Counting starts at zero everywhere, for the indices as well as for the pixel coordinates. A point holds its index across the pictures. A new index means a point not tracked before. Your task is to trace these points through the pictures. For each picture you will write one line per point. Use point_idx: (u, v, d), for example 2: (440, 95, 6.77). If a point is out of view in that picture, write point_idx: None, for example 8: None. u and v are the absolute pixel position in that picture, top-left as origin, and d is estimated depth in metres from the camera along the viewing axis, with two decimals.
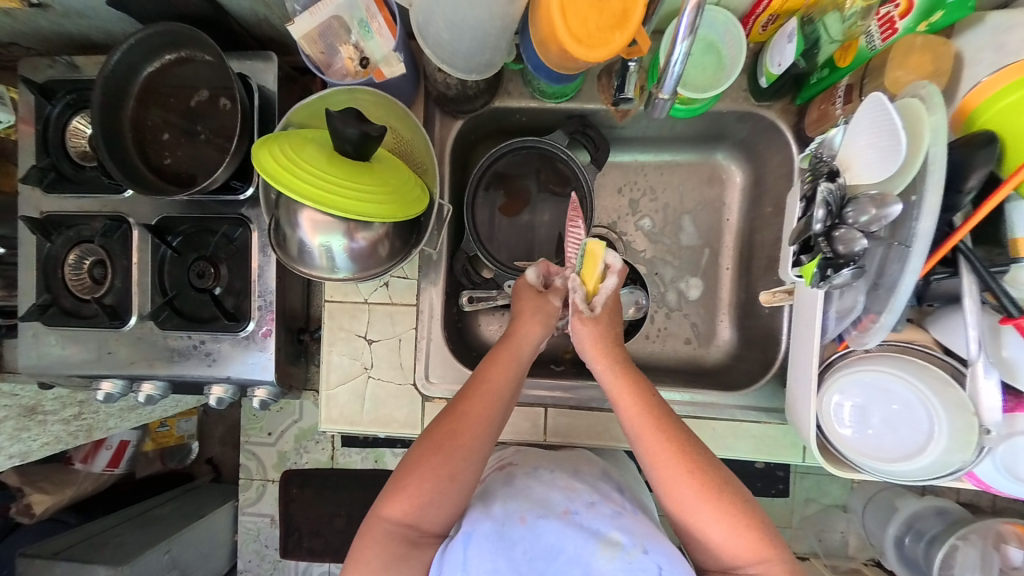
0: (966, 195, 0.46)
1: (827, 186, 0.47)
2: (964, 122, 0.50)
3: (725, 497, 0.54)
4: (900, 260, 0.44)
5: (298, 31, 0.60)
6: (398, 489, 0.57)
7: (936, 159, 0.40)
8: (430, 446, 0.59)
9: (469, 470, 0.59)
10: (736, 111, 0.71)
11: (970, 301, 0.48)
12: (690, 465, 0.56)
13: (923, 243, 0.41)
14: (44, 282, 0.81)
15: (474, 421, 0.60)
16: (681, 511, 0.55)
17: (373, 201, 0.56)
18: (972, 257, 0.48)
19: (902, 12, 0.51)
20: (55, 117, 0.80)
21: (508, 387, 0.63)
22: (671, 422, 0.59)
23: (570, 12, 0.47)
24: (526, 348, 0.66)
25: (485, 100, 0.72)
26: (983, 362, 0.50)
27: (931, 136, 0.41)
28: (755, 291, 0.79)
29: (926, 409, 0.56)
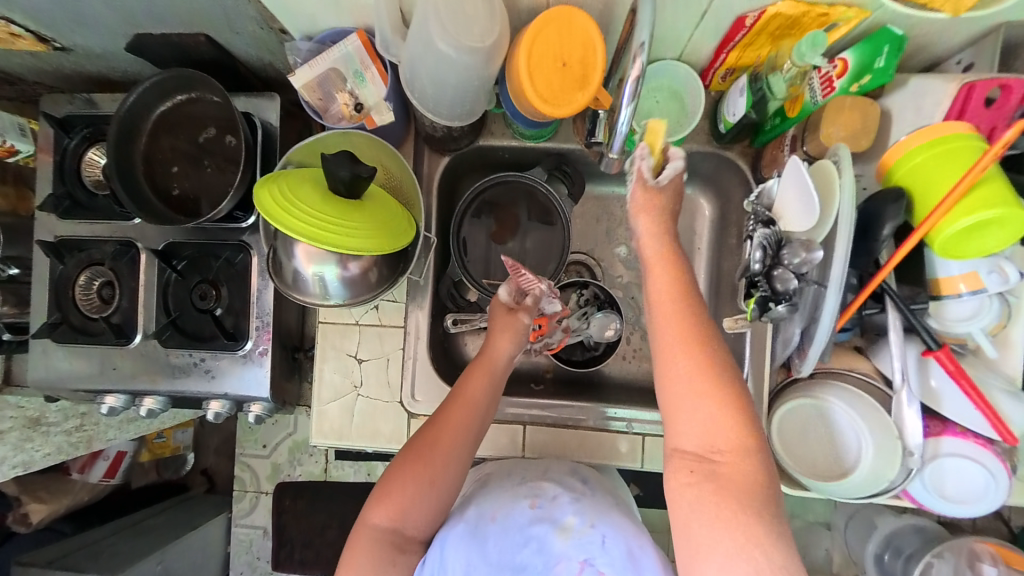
0: (882, 242, 0.52)
1: (763, 231, 0.53)
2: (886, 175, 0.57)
3: (722, 385, 0.50)
4: (820, 299, 0.49)
5: (300, 81, 0.66)
6: (382, 496, 0.62)
7: (842, 214, 0.46)
8: (411, 455, 0.63)
9: (449, 476, 0.64)
10: (701, 152, 0.77)
11: (893, 333, 0.55)
12: (698, 343, 0.52)
13: (835, 286, 0.47)
14: (56, 301, 0.86)
15: (453, 429, 0.65)
16: (661, 317, 0.54)
17: (358, 235, 0.61)
18: (895, 296, 0.54)
19: (839, 73, 0.59)
20: (73, 149, 0.86)
21: (486, 396, 0.68)
22: (695, 307, 0.53)
23: (536, 76, 0.54)
24: (502, 358, 0.71)
25: (469, 139, 0.78)
26: (906, 390, 0.56)
27: (841, 194, 0.46)
28: (723, 316, 0.84)
29: (852, 429, 0.60)
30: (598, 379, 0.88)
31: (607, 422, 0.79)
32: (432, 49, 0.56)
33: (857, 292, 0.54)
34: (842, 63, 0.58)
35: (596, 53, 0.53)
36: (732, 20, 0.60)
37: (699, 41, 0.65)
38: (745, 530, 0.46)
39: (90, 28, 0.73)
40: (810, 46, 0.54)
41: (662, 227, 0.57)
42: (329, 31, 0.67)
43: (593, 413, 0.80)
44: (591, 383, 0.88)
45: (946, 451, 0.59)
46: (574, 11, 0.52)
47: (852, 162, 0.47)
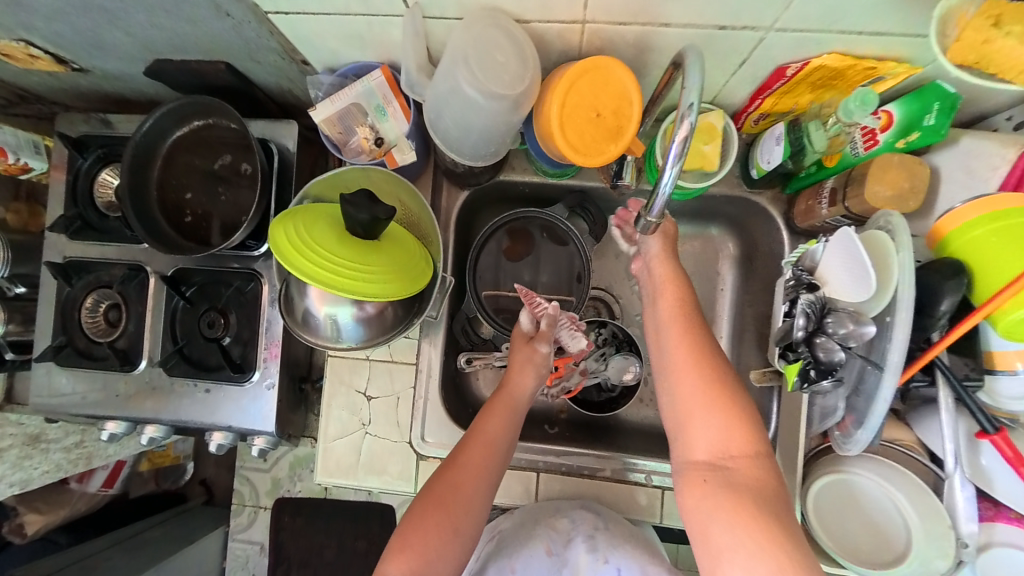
0: (938, 319, 0.50)
1: (807, 298, 0.51)
2: (940, 243, 0.54)
3: (731, 399, 0.54)
4: (873, 376, 0.48)
5: (319, 116, 0.64)
6: (400, 549, 0.58)
7: (904, 291, 0.45)
8: (432, 500, 0.61)
9: (471, 522, 0.61)
10: (729, 196, 0.74)
11: (945, 413, 0.52)
12: (703, 365, 0.57)
13: (895, 366, 0.45)
14: (62, 324, 0.85)
15: (474, 471, 0.63)
16: (674, 363, 0.59)
17: (377, 280, 0.59)
18: (947, 371, 0.51)
19: (882, 127, 0.56)
20: (86, 169, 0.84)
21: (505, 435, 0.66)
22: (701, 333, 0.59)
23: (567, 126, 0.52)
24: (522, 395, 0.69)
25: (490, 175, 0.76)
26: (958, 475, 0.54)
27: (900, 272, 0.46)
28: (746, 364, 0.81)
29: (898, 507, 0.58)
30: (614, 425, 0.84)
31: (625, 472, 0.76)
32: (459, 93, 0.54)
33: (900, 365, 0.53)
34: (887, 116, 0.56)
35: (631, 106, 0.51)
36: (772, 68, 0.57)
37: (735, 86, 0.62)
38: (764, 532, 0.47)
39: (109, 52, 0.71)
40: (858, 105, 0.51)
41: (671, 282, 0.64)
42: (352, 65, 0.65)
43: (613, 463, 0.77)
44: (607, 427, 0.84)
45: (1001, 540, 0.56)
46: (612, 63, 0.50)
47: (908, 236, 0.47)
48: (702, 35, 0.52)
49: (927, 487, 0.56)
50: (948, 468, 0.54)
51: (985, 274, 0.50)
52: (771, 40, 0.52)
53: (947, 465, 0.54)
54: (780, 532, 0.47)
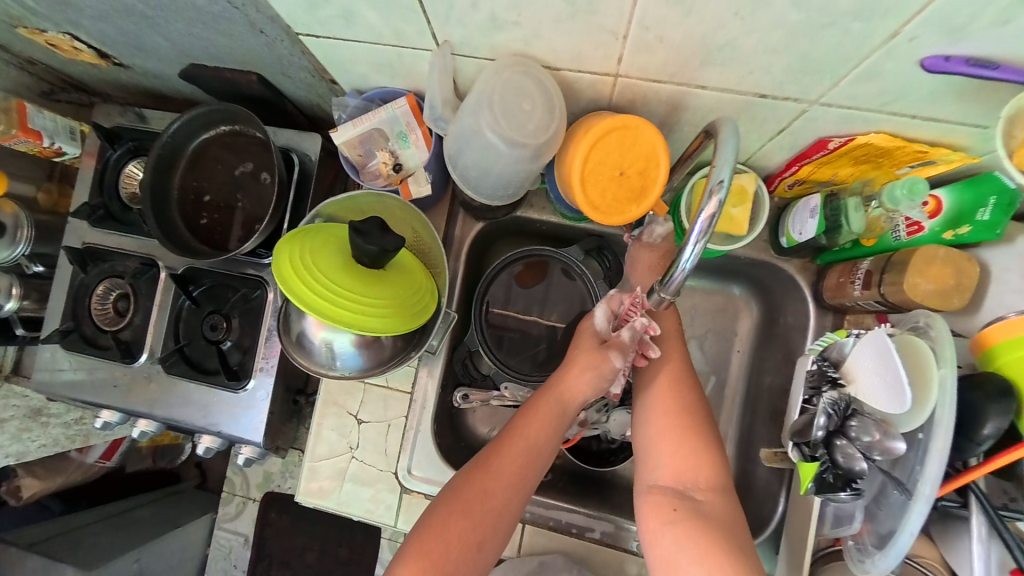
0: (978, 443, 0.46)
1: (831, 395, 0.48)
2: (986, 353, 0.49)
3: (694, 431, 0.61)
4: (901, 498, 0.45)
5: (340, 138, 0.63)
6: (416, 555, 0.56)
7: (942, 412, 0.42)
8: (459, 505, 0.58)
9: (498, 535, 0.59)
10: (755, 259, 0.70)
11: (976, 543, 0.47)
12: (675, 393, 0.65)
13: (926, 493, 0.42)
14: (72, 309, 0.85)
15: (507, 478, 0.60)
16: (653, 392, 0.66)
17: (383, 316, 0.58)
18: (983, 499, 0.46)
19: (929, 213, 0.52)
20: (114, 161, 0.86)
21: (546, 441, 0.63)
22: (681, 364, 0.67)
23: (590, 183, 0.49)
24: (573, 401, 0.64)
25: (507, 211, 0.74)
26: None
27: (939, 392, 0.43)
28: (756, 436, 0.76)
29: None
30: (609, 480, 0.80)
31: (616, 536, 0.72)
32: (479, 135, 0.53)
33: None
34: (935, 202, 0.52)
35: (658, 168, 0.49)
36: (812, 139, 0.54)
37: (770, 151, 0.59)
38: (711, 548, 0.52)
39: (150, 54, 0.73)
40: (906, 192, 0.48)
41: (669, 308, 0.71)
42: (379, 90, 0.64)
43: (606, 525, 0.73)
44: (603, 481, 0.80)
45: None
46: (641, 124, 0.47)
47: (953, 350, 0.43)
48: (740, 101, 0.50)
49: None
50: None
51: None
52: (815, 113, 0.49)
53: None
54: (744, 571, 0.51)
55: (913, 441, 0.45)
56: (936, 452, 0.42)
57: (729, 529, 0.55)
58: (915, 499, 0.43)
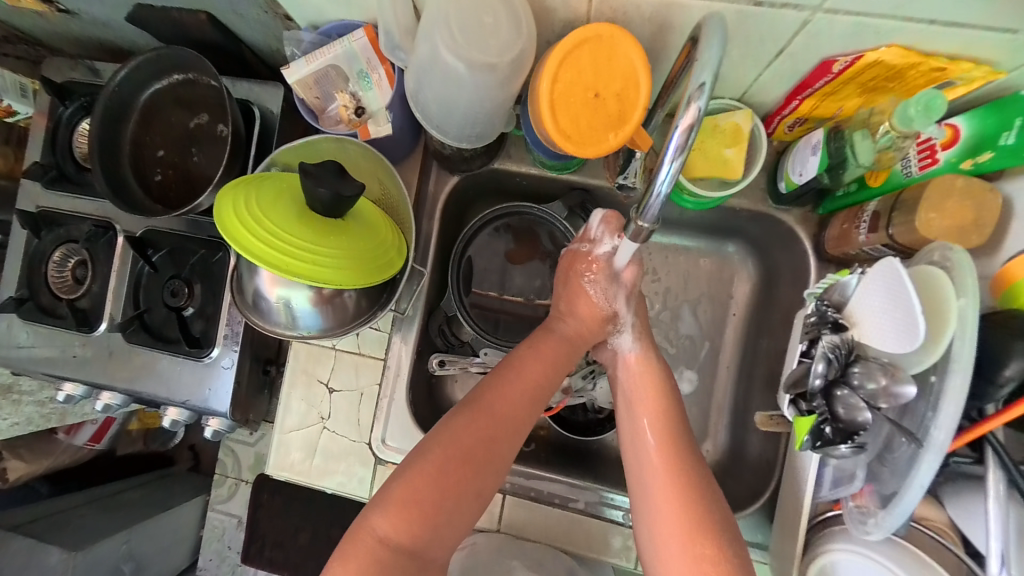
0: (1000, 386, 0.41)
1: (831, 340, 0.44)
2: (1011, 289, 0.44)
3: (707, 533, 0.50)
4: (909, 449, 0.40)
5: (293, 77, 0.57)
6: (401, 505, 0.52)
7: (959, 351, 0.37)
8: (452, 454, 0.54)
9: (490, 482, 0.56)
10: (752, 211, 0.65)
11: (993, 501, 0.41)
12: (674, 472, 0.54)
13: (937, 442, 0.37)
14: (27, 277, 0.81)
15: (506, 424, 0.57)
16: (643, 466, 0.56)
17: (340, 267, 0.53)
18: (1000, 451, 0.42)
19: (944, 143, 0.47)
20: (67, 118, 0.80)
21: (548, 386, 0.60)
22: (681, 446, 0.56)
23: (560, 108, 0.44)
24: (572, 347, 0.64)
25: (483, 162, 0.68)
26: None
27: (956, 328, 0.37)
28: (752, 404, 0.71)
29: None
30: (597, 451, 0.76)
31: (601, 508, 0.68)
32: (437, 60, 0.47)
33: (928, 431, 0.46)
34: (952, 130, 0.46)
35: (639, 89, 0.43)
36: (814, 63, 0.48)
37: (768, 83, 0.53)
38: None
39: None
40: (922, 111, 0.42)
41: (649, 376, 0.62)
42: (335, 23, 0.58)
43: (589, 495, 0.69)
44: (591, 452, 0.76)
45: None
46: (616, 34, 0.42)
47: (974, 281, 0.37)
48: (734, 14, 0.43)
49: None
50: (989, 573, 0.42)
51: None
52: (818, 26, 0.43)
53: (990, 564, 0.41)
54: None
55: (923, 385, 0.40)
56: (950, 393, 0.37)
57: None
58: (925, 448, 0.38)
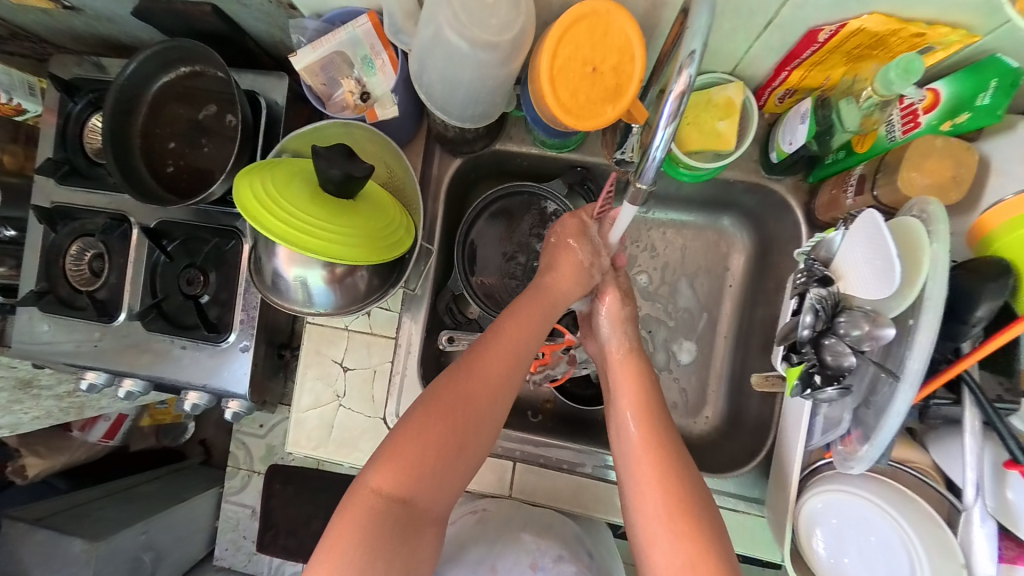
0: (971, 326, 0.45)
1: (818, 293, 0.47)
2: (984, 239, 0.48)
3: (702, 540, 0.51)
4: (890, 387, 0.43)
5: (301, 63, 0.59)
6: (392, 458, 0.54)
7: (932, 292, 0.40)
8: (438, 408, 0.56)
9: (478, 439, 0.58)
10: (746, 182, 0.67)
11: (970, 436, 0.47)
12: (662, 476, 0.55)
13: (914, 378, 0.40)
14: (45, 271, 0.83)
15: (488, 378, 0.59)
16: (637, 482, 0.55)
17: (350, 243, 0.55)
18: (975, 389, 0.46)
19: (926, 106, 0.49)
20: (76, 114, 0.82)
21: (528, 344, 0.62)
22: (672, 455, 0.56)
23: (560, 83, 0.47)
24: (555, 304, 0.65)
25: (485, 143, 0.71)
26: (980, 510, 0.48)
27: (930, 269, 0.40)
28: (749, 369, 0.74)
29: (909, 554, 0.53)
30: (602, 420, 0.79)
31: (605, 471, 0.73)
32: (441, 41, 0.49)
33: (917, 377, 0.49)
34: (932, 95, 0.49)
35: (634, 62, 0.46)
36: (801, 33, 0.50)
37: (758, 55, 0.55)
38: None
39: None
40: (901, 73, 0.44)
41: (633, 379, 0.62)
42: (338, 10, 0.60)
43: (595, 459, 0.73)
44: (595, 423, 0.79)
45: None
46: (612, 10, 0.45)
47: (948, 226, 0.40)
48: None
49: (938, 518, 0.52)
50: (966, 500, 0.49)
51: None
52: None
53: (967, 495, 0.48)
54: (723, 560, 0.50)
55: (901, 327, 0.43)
56: (924, 326, 0.40)
57: None
58: (902, 381, 0.41)
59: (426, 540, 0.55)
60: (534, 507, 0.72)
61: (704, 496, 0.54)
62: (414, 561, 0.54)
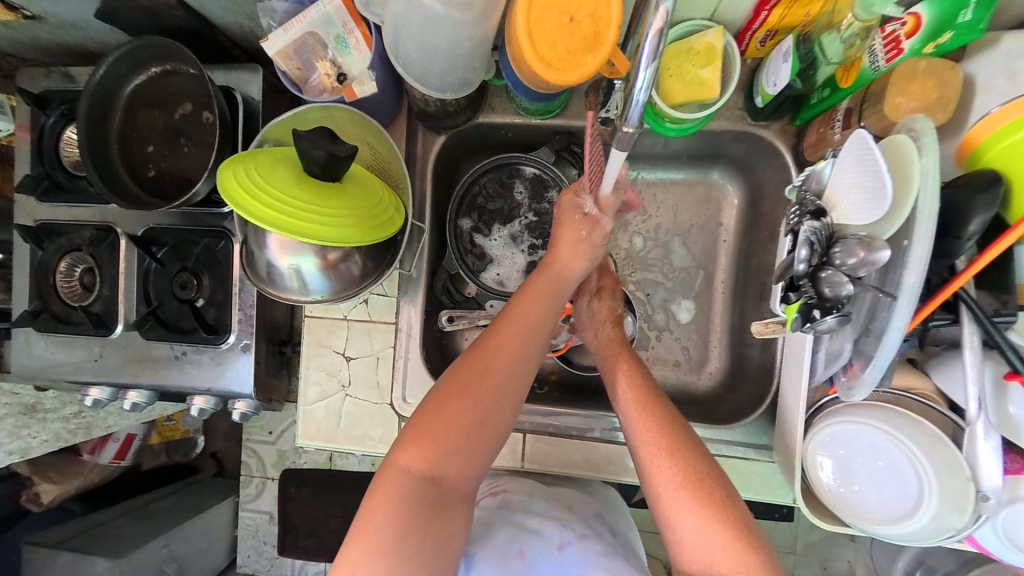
0: (965, 241, 0.46)
1: (812, 225, 0.47)
2: (972, 154, 0.50)
3: (707, 496, 0.52)
4: (887, 308, 0.43)
5: (273, 47, 0.58)
6: (417, 437, 0.54)
7: (923, 204, 0.40)
8: (458, 384, 0.56)
9: (501, 412, 0.56)
10: (732, 131, 0.67)
11: (970, 352, 0.49)
12: (662, 433, 0.55)
13: (910, 294, 0.41)
14: (37, 289, 0.82)
15: (507, 355, 0.57)
16: (638, 444, 0.56)
17: (341, 223, 0.55)
18: (973, 305, 0.48)
19: (908, 32, 0.49)
20: (50, 127, 0.80)
21: (545, 320, 0.60)
22: (664, 412, 0.57)
23: (538, 36, 0.46)
24: (569, 276, 0.63)
25: (467, 116, 0.70)
26: (983, 423, 0.51)
27: (920, 181, 0.40)
28: (750, 321, 0.74)
29: (915, 469, 0.56)
30: None
31: (614, 433, 0.74)
32: (415, 6, 0.48)
33: (923, 299, 0.50)
34: (914, 18, 0.48)
35: (610, 7, 0.45)
36: None
37: None
38: None
39: None
40: None
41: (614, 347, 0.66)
42: None
43: (603, 423, 0.74)
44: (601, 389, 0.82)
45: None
46: None
47: (935, 137, 0.40)
48: None
49: (946, 438, 0.55)
50: (969, 416, 0.51)
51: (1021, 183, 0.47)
52: None
53: (970, 411, 0.51)
54: (736, 519, 0.51)
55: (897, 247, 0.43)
56: (917, 239, 0.40)
57: None
58: (899, 299, 0.41)
59: (455, 521, 0.55)
60: (547, 475, 0.74)
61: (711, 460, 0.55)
62: (443, 542, 0.53)
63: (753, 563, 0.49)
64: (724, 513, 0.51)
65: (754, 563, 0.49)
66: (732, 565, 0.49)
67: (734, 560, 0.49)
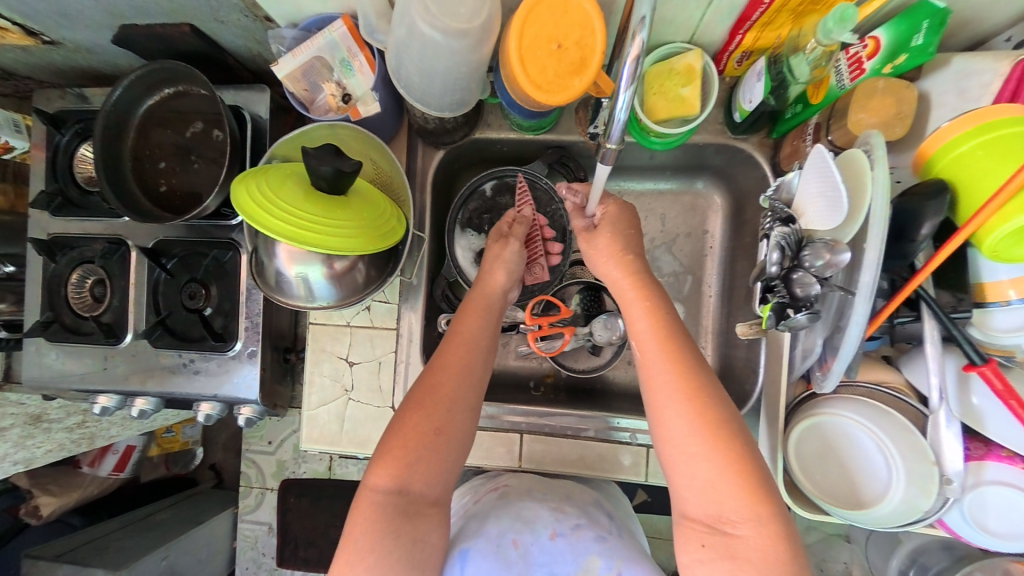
0: (919, 243, 0.51)
1: (782, 230, 0.51)
2: (925, 165, 0.54)
3: (723, 439, 0.49)
4: (847, 306, 0.48)
5: (282, 71, 0.62)
6: (382, 457, 0.56)
7: (875, 211, 0.44)
8: (413, 404, 0.58)
9: (457, 421, 0.58)
10: (714, 144, 0.72)
11: (931, 345, 0.54)
12: (683, 372, 0.52)
13: (866, 293, 0.45)
14: (49, 300, 0.84)
15: (454, 369, 0.60)
16: (654, 383, 0.53)
17: (347, 235, 0.58)
18: (932, 304, 0.53)
19: (869, 53, 0.54)
20: (64, 145, 0.83)
21: (483, 334, 0.64)
22: (681, 350, 0.54)
23: (529, 62, 0.51)
24: (496, 291, 0.68)
25: (465, 132, 0.75)
26: (944, 411, 0.56)
27: (872, 189, 0.45)
28: (735, 322, 0.77)
29: (883, 456, 0.60)
30: (602, 386, 0.85)
31: (610, 431, 0.77)
32: (416, 34, 0.52)
33: (888, 298, 0.54)
34: (874, 42, 0.53)
35: (595, 35, 0.50)
36: None
37: (712, 22, 0.60)
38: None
39: (78, 21, 0.71)
40: (836, 21, 0.48)
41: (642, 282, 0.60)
42: (313, 18, 0.64)
43: (597, 423, 0.78)
44: (594, 389, 0.86)
45: (988, 479, 0.58)
46: None
47: (885, 150, 0.45)
48: None
49: (912, 425, 0.58)
50: (931, 405, 0.56)
51: (969, 191, 0.51)
52: None
53: (932, 401, 0.56)
54: (755, 478, 0.48)
55: (857, 249, 0.47)
56: (871, 242, 0.45)
57: (778, 564, 0.46)
58: (857, 295, 0.46)
59: (429, 521, 0.57)
60: (545, 474, 0.77)
61: (734, 411, 0.51)
62: (420, 539, 0.55)
63: (768, 513, 0.47)
64: (743, 468, 0.49)
65: (766, 516, 0.47)
66: (745, 513, 0.47)
67: (748, 510, 0.47)
